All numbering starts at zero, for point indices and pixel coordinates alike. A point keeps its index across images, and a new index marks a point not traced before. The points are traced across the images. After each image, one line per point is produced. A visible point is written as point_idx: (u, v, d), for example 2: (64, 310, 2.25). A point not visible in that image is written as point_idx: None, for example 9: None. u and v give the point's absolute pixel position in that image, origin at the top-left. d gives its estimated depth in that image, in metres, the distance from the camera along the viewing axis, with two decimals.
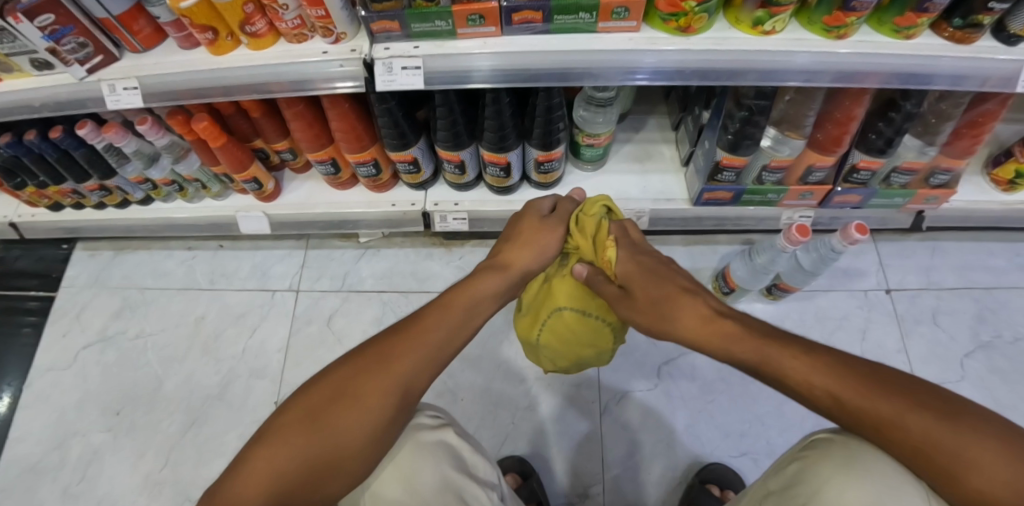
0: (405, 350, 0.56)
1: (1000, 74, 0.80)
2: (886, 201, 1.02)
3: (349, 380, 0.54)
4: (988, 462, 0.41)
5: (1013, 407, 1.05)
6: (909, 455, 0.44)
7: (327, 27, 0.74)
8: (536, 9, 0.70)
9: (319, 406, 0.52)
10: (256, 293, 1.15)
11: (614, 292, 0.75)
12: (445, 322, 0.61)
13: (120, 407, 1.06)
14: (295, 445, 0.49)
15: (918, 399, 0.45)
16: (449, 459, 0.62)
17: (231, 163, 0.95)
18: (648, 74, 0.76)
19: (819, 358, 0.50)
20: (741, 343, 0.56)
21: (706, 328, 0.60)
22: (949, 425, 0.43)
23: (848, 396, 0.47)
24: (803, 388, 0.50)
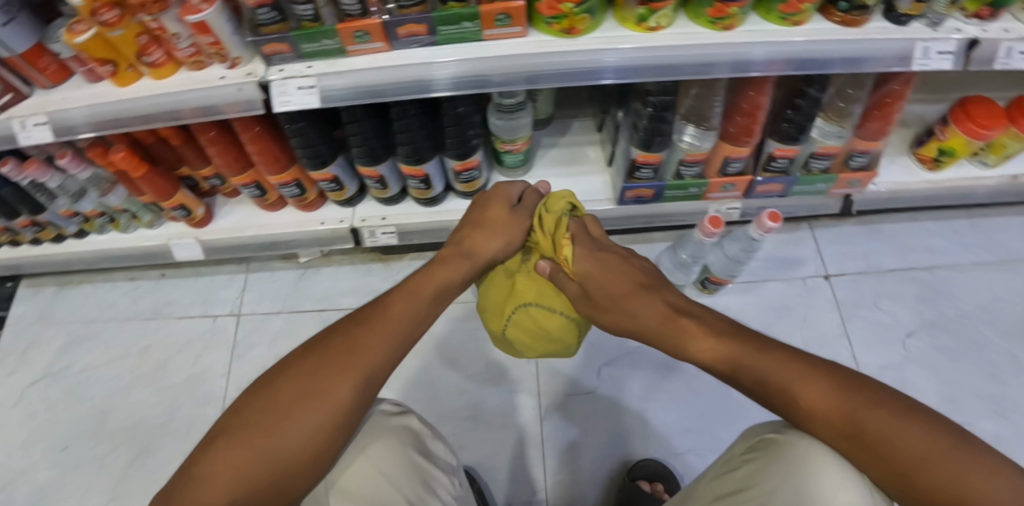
0: (369, 339, 0.56)
1: (895, 52, 0.80)
2: (808, 188, 1.03)
3: (312, 375, 0.52)
4: (946, 460, 0.42)
5: (961, 384, 1.04)
6: (868, 455, 0.45)
7: (220, 52, 0.75)
8: (419, 22, 0.71)
9: (281, 406, 0.50)
10: (198, 320, 1.15)
11: (572, 289, 0.71)
12: (408, 309, 0.61)
13: (65, 443, 1.05)
14: (258, 447, 0.48)
15: (875, 400, 0.46)
16: (413, 444, 0.63)
17: (156, 192, 0.95)
18: (613, 74, 0.77)
19: (782, 359, 0.51)
20: (703, 340, 0.56)
21: (670, 323, 0.60)
22: (903, 422, 0.44)
23: (806, 394, 0.48)
24: (764, 386, 0.50)
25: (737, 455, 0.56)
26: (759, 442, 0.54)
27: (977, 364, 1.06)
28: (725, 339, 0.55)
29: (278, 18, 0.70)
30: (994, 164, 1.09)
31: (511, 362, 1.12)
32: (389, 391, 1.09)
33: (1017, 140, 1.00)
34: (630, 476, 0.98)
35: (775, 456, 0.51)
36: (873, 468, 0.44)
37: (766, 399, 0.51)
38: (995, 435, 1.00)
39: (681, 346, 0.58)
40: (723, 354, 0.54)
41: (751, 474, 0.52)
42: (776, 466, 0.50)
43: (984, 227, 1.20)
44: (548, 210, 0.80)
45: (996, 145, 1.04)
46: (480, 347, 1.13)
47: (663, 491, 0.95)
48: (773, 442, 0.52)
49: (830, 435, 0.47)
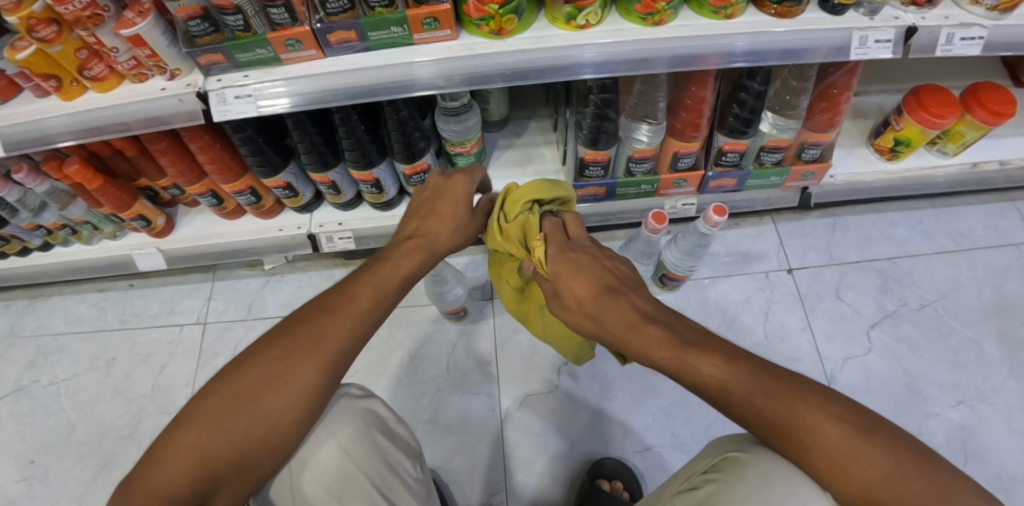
0: (333, 325, 0.56)
1: (832, 42, 0.80)
2: (763, 181, 1.03)
3: (277, 361, 0.53)
4: (911, 477, 0.42)
5: (922, 375, 1.06)
6: (836, 472, 0.44)
7: (159, 65, 0.77)
8: (349, 29, 0.72)
9: (246, 391, 0.52)
10: (164, 330, 1.17)
11: (549, 293, 0.66)
12: (377, 293, 0.60)
13: (33, 455, 1.06)
14: (225, 429, 0.50)
15: (839, 415, 0.46)
16: (378, 428, 0.64)
17: (114, 204, 0.96)
18: (598, 68, 0.78)
19: (750, 374, 0.49)
20: (670, 350, 0.52)
21: (636, 330, 0.55)
22: (865, 437, 0.44)
23: (772, 409, 0.47)
24: (732, 402, 0.48)
25: (700, 473, 0.56)
26: (723, 461, 0.54)
27: (940, 353, 1.08)
28: (689, 350, 0.52)
29: (211, 29, 0.71)
30: (954, 153, 1.08)
31: (472, 363, 1.12)
32: None
33: (973, 129, 1.00)
34: (590, 475, 0.98)
35: (741, 476, 0.50)
36: (840, 486, 0.44)
37: (734, 416, 0.49)
38: (966, 422, 1.01)
39: (650, 354, 0.53)
40: (690, 362, 0.51)
41: (712, 493, 0.51)
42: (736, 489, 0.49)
43: (947, 217, 1.23)
44: (508, 216, 0.73)
45: (953, 134, 1.04)
46: (442, 349, 1.14)
47: (622, 490, 0.95)
48: (739, 462, 0.51)
49: (798, 451, 0.46)
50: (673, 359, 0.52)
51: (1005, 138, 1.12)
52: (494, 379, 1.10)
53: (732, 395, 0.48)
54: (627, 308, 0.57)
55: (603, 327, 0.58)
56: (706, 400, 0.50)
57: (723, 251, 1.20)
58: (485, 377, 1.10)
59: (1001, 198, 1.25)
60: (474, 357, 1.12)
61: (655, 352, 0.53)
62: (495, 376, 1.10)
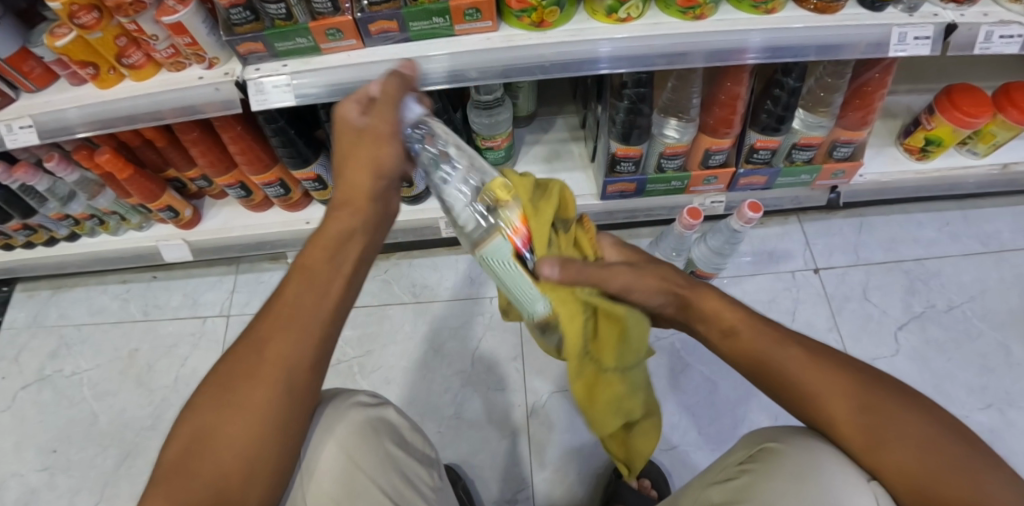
0: (271, 336, 0.48)
1: (869, 39, 0.79)
2: (793, 179, 1.03)
3: (224, 392, 0.46)
4: (951, 456, 0.40)
5: (949, 377, 1.05)
6: (866, 444, 0.43)
7: (198, 53, 0.77)
8: (389, 19, 0.72)
9: (201, 437, 0.45)
10: (187, 322, 1.16)
11: (617, 268, 0.51)
12: (313, 280, 0.52)
13: (55, 445, 1.06)
14: (177, 484, 0.42)
15: (872, 392, 0.45)
16: (391, 436, 0.61)
17: (142, 194, 0.95)
18: (608, 63, 0.77)
19: (784, 340, 0.51)
20: (723, 313, 0.55)
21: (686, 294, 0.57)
22: (895, 413, 0.43)
23: (811, 381, 0.47)
24: (763, 362, 0.51)
25: (735, 464, 0.52)
26: (760, 451, 0.50)
27: (968, 355, 1.08)
28: (742, 319, 0.54)
29: (251, 17, 0.71)
30: (984, 153, 1.08)
31: (496, 359, 1.11)
32: (375, 391, 1.10)
33: (1005, 129, 0.99)
34: (616, 473, 0.97)
35: (775, 467, 0.46)
36: (872, 460, 0.43)
37: (765, 383, 0.51)
38: (994, 425, 1.01)
39: (699, 315, 0.56)
40: (728, 322, 0.54)
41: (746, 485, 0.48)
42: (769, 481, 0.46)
43: (974, 219, 1.22)
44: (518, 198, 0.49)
45: (984, 134, 1.03)
46: (465, 344, 1.13)
47: (650, 488, 0.94)
48: (773, 452, 0.48)
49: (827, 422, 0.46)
50: (710, 319, 0.56)
51: None
52: (517, 375, 1.09)
53: (762, 355, 0.51)
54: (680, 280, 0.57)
55: (660, 289, 0.55)
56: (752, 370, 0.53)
57: (748, 251, 1.19)
58: (508, 373, 1.10)
59: None
60: (497, 353, 1.12)
61: (699, 313, 0.56)
62: (519, 372, 1.10)
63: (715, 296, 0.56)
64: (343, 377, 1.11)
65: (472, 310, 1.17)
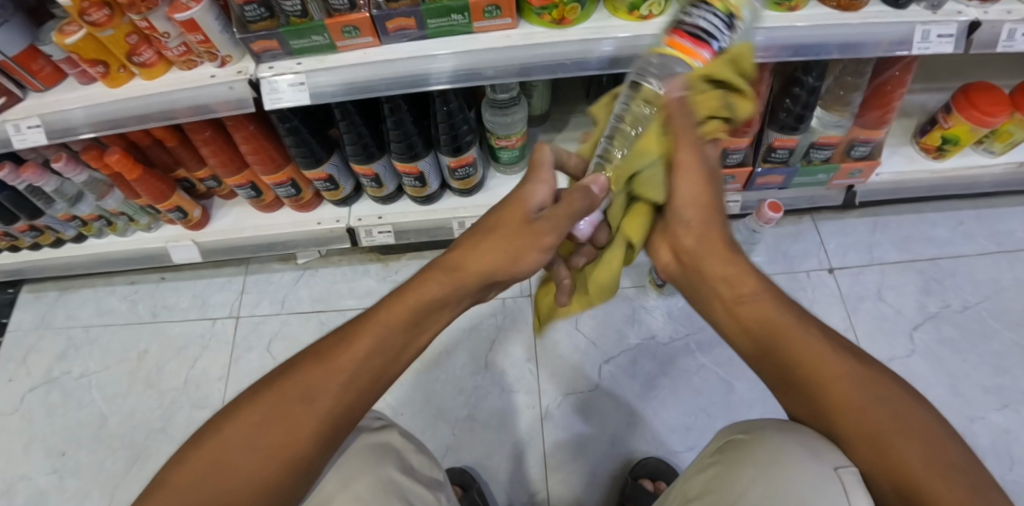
0: (331, 373, 0.50)
1: (892, 37, 0.77)
2: (811, 178, 1.02)
3: (268, 417, 0.47)
4: (947, 450, 0.41)
5: (965, 377, 1.05)
6: (857, 435, 0.44)
7: (210, 51, 0.75)
8: (407, 16, 0.71)
9: (230, 451, 0.46)
10: (196, 323, 1.15)
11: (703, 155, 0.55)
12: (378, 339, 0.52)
13: (64, 448, 1.05)
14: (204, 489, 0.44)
15: (878, 387, 0.45)
16: (393, 460, 0.60)
17: (151, 194, 0.94)
18: (611, 65, 0.76)
19: (804, 328, 0.49)
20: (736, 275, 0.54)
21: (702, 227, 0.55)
22: (893, 411, 0.43)
23: (804, 353, 0.48)
24: (774, 335, 0.50)
25: (708, 458, 0.55)
26: (728, 443, 0.54)
27: (984, 355, 1.07)
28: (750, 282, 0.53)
29: (266, 14, 0.70)
30: (1000, 152, 1.07)
31: (509, 361, 1.10)
32: (388, 392, 1.09)
33: (1022, 127, 0.98)
34: (632, 475, 0.96)
35: (745, 458, 0.50)
36: (864, 454, 0.43)
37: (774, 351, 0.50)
38: (1012, 425, 1.00)
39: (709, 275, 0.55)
40: (748, 288, 0.53)
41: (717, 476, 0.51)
42: (743, 469, 0.49)
43: (988, 218, 1.21)
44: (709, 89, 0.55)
45: (1001, 133, 1.02)
46: (478, 346, 1.12)
47: (666, 491, 0.94)
48: (744, 444, 0.51)
49: (823, 412, 0.46)
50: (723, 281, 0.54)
51: None
52: (530, 376, 1.08)
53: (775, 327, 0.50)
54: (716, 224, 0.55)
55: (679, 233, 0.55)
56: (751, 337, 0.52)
57: (762, 250, 1.19)
58: (521, 374, 1.09)
59: None
60: (510, 354, 1.11)
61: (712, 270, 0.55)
62: (532, 373, 1.09)
63: (728, 254, 0.55)
64: None
65: (484, 310, 1.16)
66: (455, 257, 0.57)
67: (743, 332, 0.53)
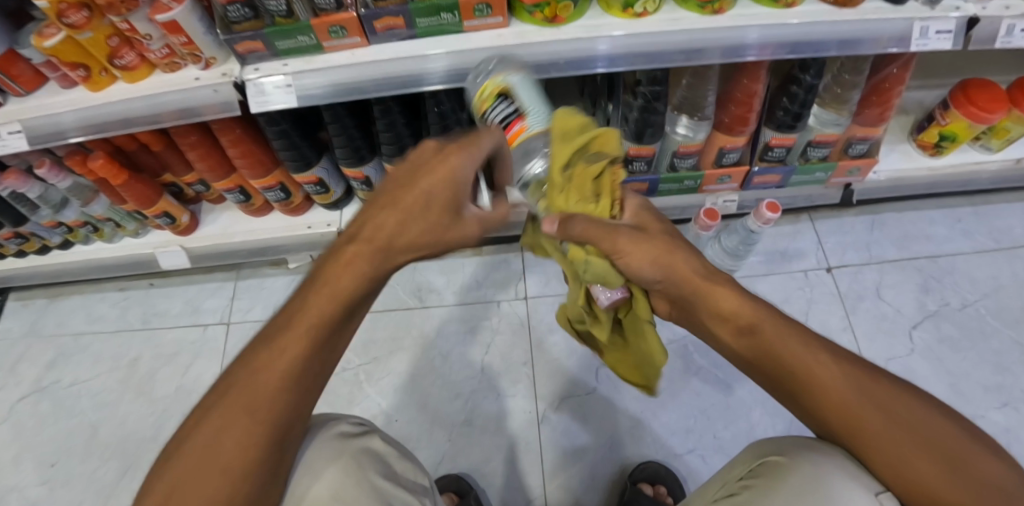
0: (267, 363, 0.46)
1: (890, 33, 0.76)
2: (809, 177, 1.01)
3: (219, 427, 0.44)
4: (974, 470, 0.40)
5: (965, 375, 1.05)
6: (872, 446, 0.42)
7: (194, 53, 0.73)
8: (396, 15, 0.69)
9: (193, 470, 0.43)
10: (187, 329, 1.13)
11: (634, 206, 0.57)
12: (314, 318, 0.48)
13: (55, 458, 1.02)
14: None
15: (885, 395, 0.43)
16: (377, 467, 0.57)
17: (138, 200, 0.92)
18: (606, 63, 0.74)
19: (801, 339, 0.48)
20: (738, 307, 0.50)
21: (670, 265, 0.52)
22: (915, 432, 0.42)
23: (814, 374, 0.45)
24: (784, 359, 0.47)
25: (738, 480, 0.53)
26: (761, 465, 0.51)
27: (983, 353, 1.07)
28: (751, 309, 0.50)
29: (250, 14, 0.68)
30: (998, 148, 1.06)
31: (505, 365, 1.09)
32: (383, 398, 1.07)
33: (1020, 123, 0.98)
34: (632, 479, 0.95)
35: (777, 480, 0.47)
36: (881, 465, 0.42)
37: (783, 371, 0.47)
38: (1012, 423, 1.00)
39: (702, 303, 0.53)
40: (748, 320, 0.50)
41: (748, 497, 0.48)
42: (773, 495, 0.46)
43: (986, 215, 1.21)
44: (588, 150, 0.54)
45: (999, 129, 1.02)
46: (473, 349, 1.10)
47: (665, 495, 0.93)
48: (777, 466, 0.48)
49: (832, 423, 0.45)
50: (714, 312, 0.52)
51: None
52: (527, 380, 1.07)
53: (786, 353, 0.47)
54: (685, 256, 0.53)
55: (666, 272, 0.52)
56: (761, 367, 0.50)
57: (760, 249, 1.17)
58: (517, 378, 1.07)
59: None
60: (507, 358, 1.09)
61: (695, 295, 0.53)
62: (529, 377, 1.07)
63: (724, 286, 0.52)
64: (350, 385, 1.09)
65: (479, 314, 1.14)
66: (374, 225, 0.49)
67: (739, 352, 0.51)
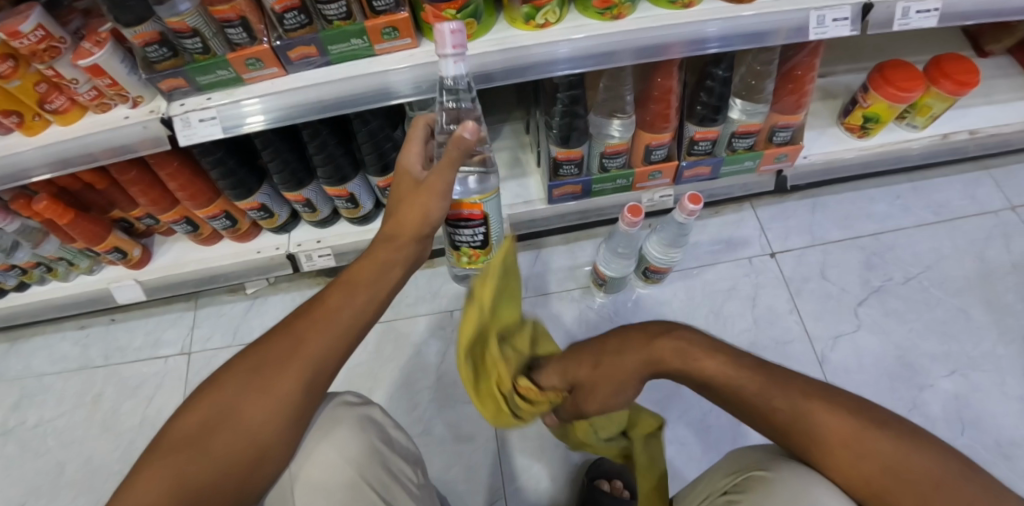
0: (307, 334, 0.56)
1: (789, 24, 0.80)
2: (737, 166, 1.04)
3: (250, 377, 0.53)
4: (950, 487, 0.43)
5: (911, 348, 1.08)
6: (843, 463, 0.46)
7: (121, 93, 0.76)
8: (308, 44, 0.72)
9: (217, 416, 0.51)
10: (149, 362, 1.15)
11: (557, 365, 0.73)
12: (347, 298, 0.59)
13: (21, 500, 1.03)
14: (198, 451, 0.48)
15: (859, 422, 0.47)
16: (376, 431, 0.64)
17: (87, 237, 0.94)
18: (514, 73, 0.78)
19: (766, 376, 0.54)
20: (727, 372, 0.56)
21: (605, 397, 0.65)
22: (890, 453, 0.45)
23: (791, 413, 0.50)
24: (772, 415, 0.51)
25: (722, 494, 0.53)
26: (746, 479, 0.51)
27: (928, 324, 1.10)
28: (757, 372, 0.55)
29: (169, 54, 0.71)
30: (923, 126, 1.10)
31: (462, 372, 1.11)
32: None
33: (941, 100, 1.01)
34: (589, 475, 0.97)
35: (764, 492, 0.48)
36: (852, 479, 0.46)
37: (765, 420, 0.52)
38: (960, 390, 1.04)
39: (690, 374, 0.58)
40: (736, 382, 0.55)
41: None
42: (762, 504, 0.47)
43: (924, 190, 1.24)
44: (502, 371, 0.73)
45: (921, 107, 1.05)
46: (431, 359, 1.12)
47: (622, 489, 0.95)
48: (763, 480, 0.49)
49: (798, 441, 0.50)
50: (655, 356, 0.60)
51: (972, 108, 1.13)
52: None
53: (771, 406, 0.52)
54: (688, 345, 0.59)
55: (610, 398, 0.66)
56: (753, 418, 0.54)
57: (705, 240, 1.20)
58: None
59: (976, 166, 1.26)
60: None
61: (632, 358, 0.62)
62: None
63: (713, 353, 0.58)
64: None
65: (435, 324, 1.16)
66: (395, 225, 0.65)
67: (691, 381, 0.59)
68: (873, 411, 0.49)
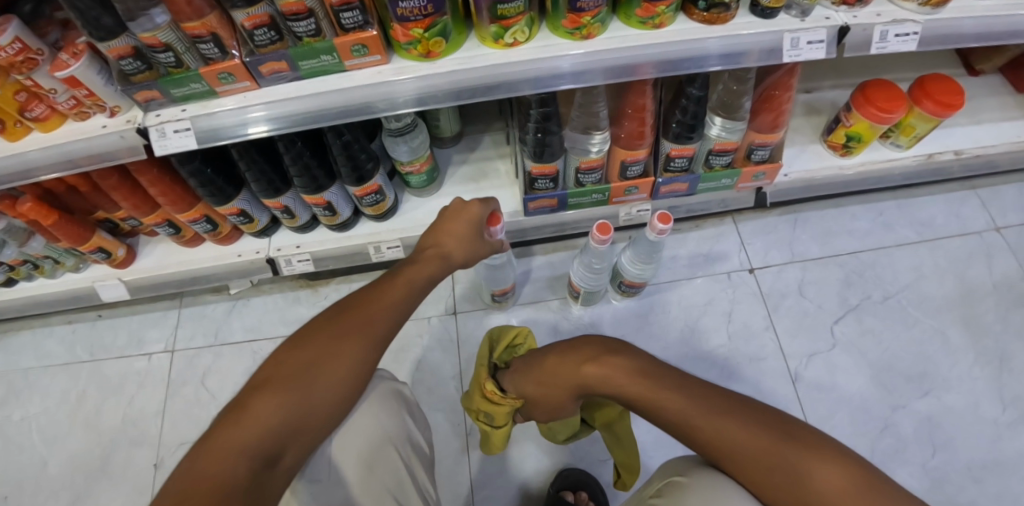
0: (374, 314, 0.62)
1: (762, 46, 0.79)
2: (715, 183, 1.04)
3: (328, 340, 0.58)
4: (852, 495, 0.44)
5: (885, 368, 1.08)
6: (756, 476, 0.48)
7: (98, 103, 0.77)
8: (279, 60, 0.73)
9: (300, 370, 0.55)
10: (133, 361, 1.17)
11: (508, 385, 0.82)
12: (404, 290, 0.66)
13: (5, 492, 1.07)
14: (291, 397, 0.53)
15: (769, 436, 0.49)
16: (406, 409, 0.70)
17: (71, 239, 0.96)
18: (484, 90, 0.79)
19: (683, 392, 0.56)
20: (652, 390, 0.58)
21: (552, 410, 0.74)
22: (797, 464, 0.47)
23: (707, 429, 0.52)
24: (690, 429, 0.53)
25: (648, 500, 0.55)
26: (666, 485, 0.54)
27: (903, 345, 1.10)
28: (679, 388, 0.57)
29: (143, 66, 0.71)
30: (907, 145, 1.09)
31: (437, 378, 1.12)
32: None
33: (924, 121, 1.00)
34: (555, 486, 0.99)
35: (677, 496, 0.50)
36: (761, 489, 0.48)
37: (684, 435, 0.54)
38: (933, 412, 1.03)
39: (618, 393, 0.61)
40: (658, 397, 0.57)
41: None
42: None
43: (909, 208, 1.23)
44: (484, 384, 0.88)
45: (905, 126, 1.04)
46: (406, 365, 1.14)
47: (587, 501, 0.97)
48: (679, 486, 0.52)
49: (713, 453, 0.51)
50: (587, 381, 0.65)
51: (958, 127, 1.12)
52: (457, 392, 1.11)
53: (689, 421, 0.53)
54: (616, 367, 0.62)
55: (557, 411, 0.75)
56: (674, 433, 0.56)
57: (684, 254, 1.21)
58: (448, 391, 1.11)
59: (963, 186, 1.25)
60: (439, 372, 1.13)
61: (569, 381, 0.67)
62: (459, 390, 1.11)
63: (632, 373, 0.61)
64: None
65: (412, 330, 1.18)
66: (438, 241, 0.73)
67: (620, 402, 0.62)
68: (786, 423, 0.51)
